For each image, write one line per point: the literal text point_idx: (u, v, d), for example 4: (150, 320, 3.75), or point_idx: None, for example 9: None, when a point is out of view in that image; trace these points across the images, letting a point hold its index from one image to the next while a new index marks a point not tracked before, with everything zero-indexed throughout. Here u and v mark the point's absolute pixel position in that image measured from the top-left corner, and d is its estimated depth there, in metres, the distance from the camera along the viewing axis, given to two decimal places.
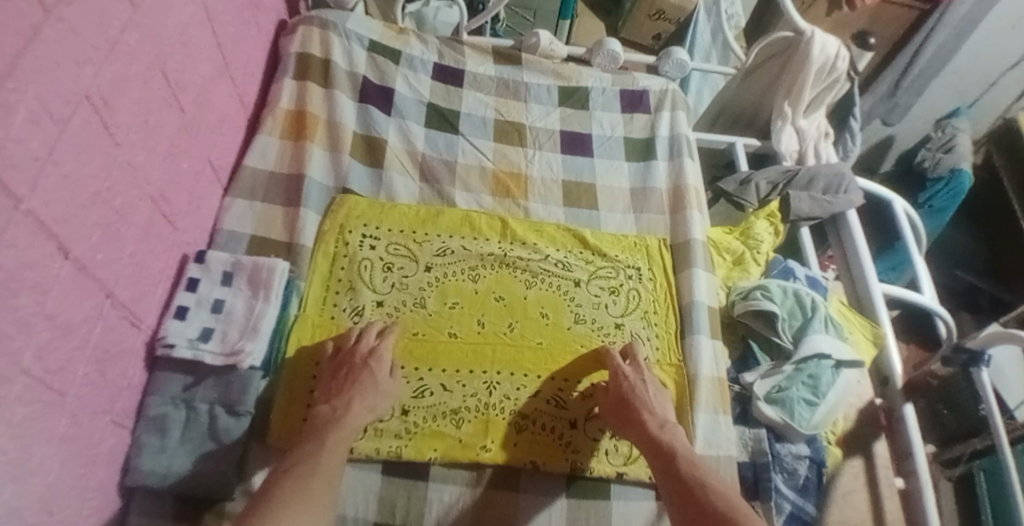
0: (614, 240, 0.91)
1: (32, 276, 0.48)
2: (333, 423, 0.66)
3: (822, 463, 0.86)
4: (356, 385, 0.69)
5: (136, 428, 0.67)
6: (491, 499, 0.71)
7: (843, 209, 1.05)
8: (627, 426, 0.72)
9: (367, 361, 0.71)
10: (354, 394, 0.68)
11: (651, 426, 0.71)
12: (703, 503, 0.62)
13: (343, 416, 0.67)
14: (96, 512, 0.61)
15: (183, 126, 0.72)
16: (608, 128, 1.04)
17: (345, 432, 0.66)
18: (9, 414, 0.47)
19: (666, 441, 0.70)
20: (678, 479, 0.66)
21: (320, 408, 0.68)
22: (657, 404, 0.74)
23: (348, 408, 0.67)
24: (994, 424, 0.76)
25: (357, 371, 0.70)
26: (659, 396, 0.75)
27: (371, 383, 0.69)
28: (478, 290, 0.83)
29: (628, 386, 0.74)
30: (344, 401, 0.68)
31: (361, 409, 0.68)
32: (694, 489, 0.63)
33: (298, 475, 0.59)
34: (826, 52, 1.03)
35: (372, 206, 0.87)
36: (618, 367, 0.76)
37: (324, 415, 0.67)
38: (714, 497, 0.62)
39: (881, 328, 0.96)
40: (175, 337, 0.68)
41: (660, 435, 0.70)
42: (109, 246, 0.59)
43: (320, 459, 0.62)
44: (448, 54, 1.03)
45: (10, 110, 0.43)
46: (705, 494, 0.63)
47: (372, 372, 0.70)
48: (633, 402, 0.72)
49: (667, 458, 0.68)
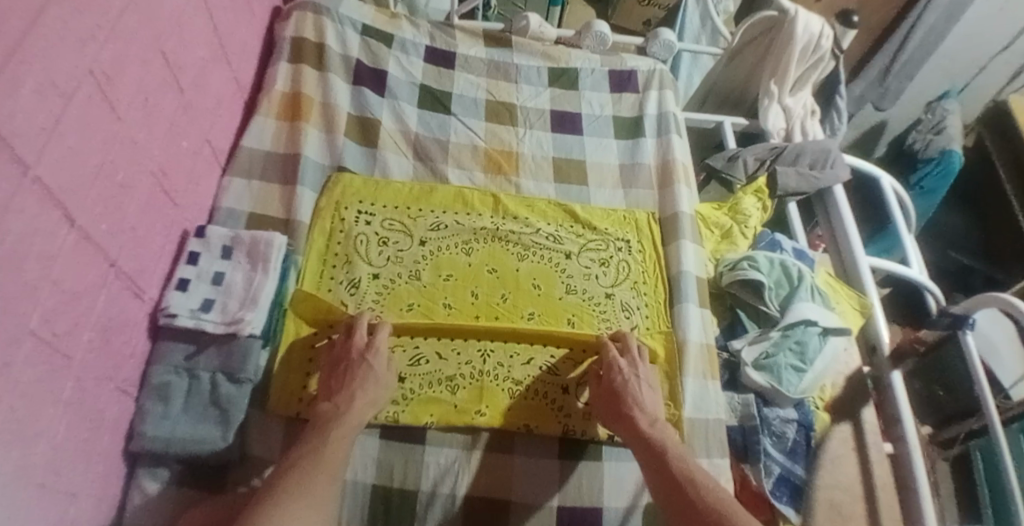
0: (604, 214, 0.94)
1: (39, 243, 0.50)
2: (336, 419, 0.66)
3: (810, 427, 0.88)
4: (355, 381, 0.69)
5: (140, 397, 0.69)
6: (487, 462, 0.74)
7: (829, 184, 1.07)
8: (617, 422, 0.72)
9: (364, 355, 0.72)
10: (356, 389, 0.69)
11: (641, 423, 0.70)
12: (694, 498, 0.62)
13: (346, 412, 0.67)
14: (101, 477, 0.64)
15: (182, 107, 0.74)
16: (597, 107, 1.06)
17: (347, 428, 0.65)
18: (19, 373, 0.49)
19: (656, 438, 0.69)
20: (668, 471, 0.65)
21: (321, 407, 0.68)
22: (647, 402, 0.73)
23: (350, 404, 0.67)
24: (986, 402, 0.81)
25: (354, 367, 0.70)
26: (650, 393, 0.75)
27: (372, 378, 0.70)
28: (472, 264, 0.85)
29: (621, 380, 0.74)
30: (346, 397, 0.68)
31: (363, 404, 0.68)
32: (683, 484, 0.64)
33: (302, 469, 0.60)
34: (810, 30, 1.06)
35: (367, 184, 0.89)
36: (614, 359, 0.76)
37: (325, 413, 0.67)
38: (706, 494, 0.62)
39: (869, 298, 0.97)
40: (177, 307, 0.71)
41: (648, 432, 0.70)
42: (112, 218, 0.61)
43: (323, 455, 0.62)
44: (440, 38, 1.06)
45: (17, 82, 0.45)
46: (695, 488, 0.63)
47: (370, 366, 0.71)
48: (625, 400, 0.72)
49: (656, 455, 0.67)
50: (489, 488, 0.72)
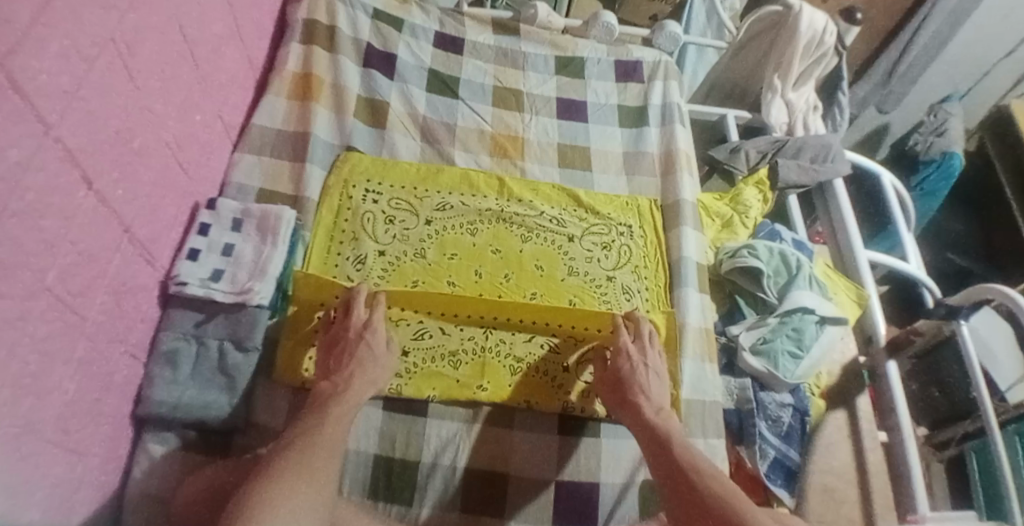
0: (607, 200, 0.95)
1: (58, 202, 0.51)
2: (335, 397, 0.67)
3: (805, 412, 0.90)
4: (354, 360, 0.70)
5: (148, 363, 0.70)
6: (487, 435, 0.75)
7: (830, 177, 1.08)
8: (623, 408, 0.73)
9: (362, 335, 0.72)
10: (354, 369, 0.69)
11: (646, 411, 0.71)
12: (697, 484, 0.63)
13: (346, 390, 0.67)
14: (108, 438, 0.65)
15: (197, 80, 0.75)
16: (603, 95, 1.08)
17: (346, 407, 0.66)
18: (33, 327, 0.50)
19: (661, 425, 0.70)
20: (672, 460, 0.66)
21: (320, 385, 0.69)
22: (653, 390, 0.74)
23: (349, 383, 0.68)
24: (983, 405, 0.83)
25: (352, 347, 0.71)
26: (656, 382, 0.75)
27: (371, 358, 0.71)
28: (476, 244, 0.87)
29: (628, 368, 0.75)
30: (345, 376, 0.69)
31: (362, 383, 0.69)
32: (686, 471, 0.65)
33: (301, 444, 0.60)
34: (814, 26, 1.08)
35: (375, 163, 0.91)
36: (624, 344, 0.77)
37: (325, 391, 0.68)
38: (711, 482, 0.63)
39: (866, 289, 0.98)
40: (187, 276, 0.72)
41: (654, 420, 0.71)
42: (127, 184, 0.62)
43: (322, 433, 0.62)
44: (449, 24, 1.08)
45: (44, 43, 0.45)
46: (699, 475, 0.64)
47: (368, 346, 0.71)
48: (631, 387, 0.73)
49: (661, 442, 0.68)
50: (489, 460, 0.74)
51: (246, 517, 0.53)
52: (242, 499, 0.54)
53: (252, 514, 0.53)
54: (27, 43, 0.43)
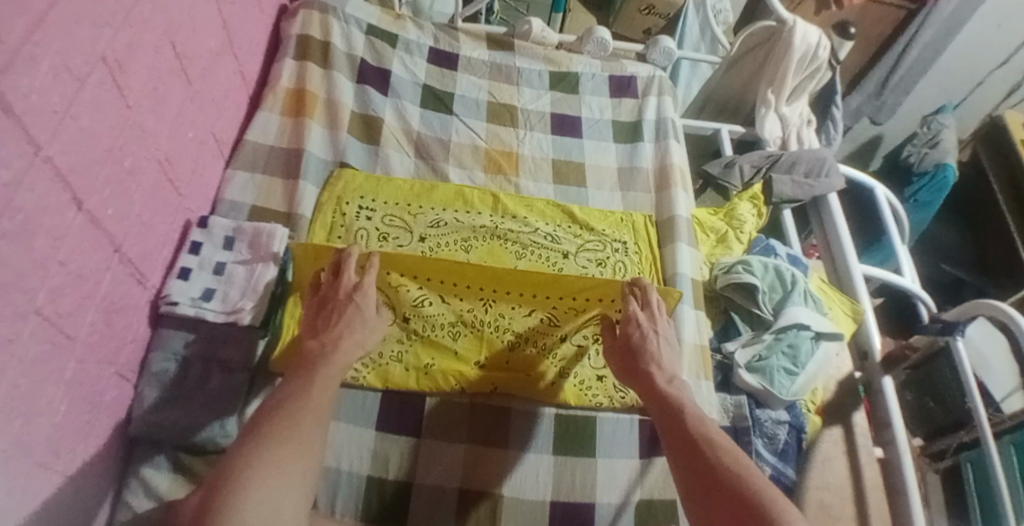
0: (602, 216, 0.95)
1: (48, 222, 0.50)
2: (322, 359, 0.64)
3: (801, 429, 0.90)
4: (341, 321, 0.68)
5: (138, 384, 0.69)
6: (479, 453, 0.75)
7: (824, 193, 1.06)
8: (634, 378, 0.72)
9: (352, 296, 0.70)
10: (343, 330, 0.67)
11: (658, 380, 0.70)
12: (711, 458, 0.59)
13: (335, 351, 0.65)
14: (97, 460, 0.64)
15: (189, 97, 0.75)
16: (597, 111, 1.08)
17: (335, 369, 0.64)
18: (22, 349, 0.49)
19: (673, 395, 0.68)
20: (685, 430, 0.63)
21: (308, 344, 0.66)
22: (666, 359, 0.72)
23: (337, 344, 0.66)
24: (978, 416, 0.81)
25: (342, 307, 0.69)
26: (668, 349, 0.74)
27: (360, 319, 0.69)
28: (470, 261, 0.86)
29: (639, 336, 0.73)
30: (333, 336, 0.67)
31: (351, 344, 0.67)
32: (699, 442, 0.61)
33: (289, 409, 0.59)
34: (807, 40, 1.07)
35: (369, 180, 0.90)
36: (633, 312, 0.75)
37: (313, 350, 0.65)
38: (723, 456, 0.59)
39: (860, 304, 0.97)
40: (178, 295, 0.72)
41: (666, 389, 0.69)
42: (118, 203, 0.62)
43: (310, 397, 0.60)
44: (443, 39, 1.08)
45: (35, 62, 0.45)
46: (712, 447, 0.60)
47: (358, 307, 0.69)
48: (643, 357, 0.72)
49: (671, 411, 0.66)
50: (476, 481, 0.73)
51: (234, 489, 0.51)
52: (229, 473, 0.53)
53: (240, 486, 0.51)
54: (20, 61, 0.43)
